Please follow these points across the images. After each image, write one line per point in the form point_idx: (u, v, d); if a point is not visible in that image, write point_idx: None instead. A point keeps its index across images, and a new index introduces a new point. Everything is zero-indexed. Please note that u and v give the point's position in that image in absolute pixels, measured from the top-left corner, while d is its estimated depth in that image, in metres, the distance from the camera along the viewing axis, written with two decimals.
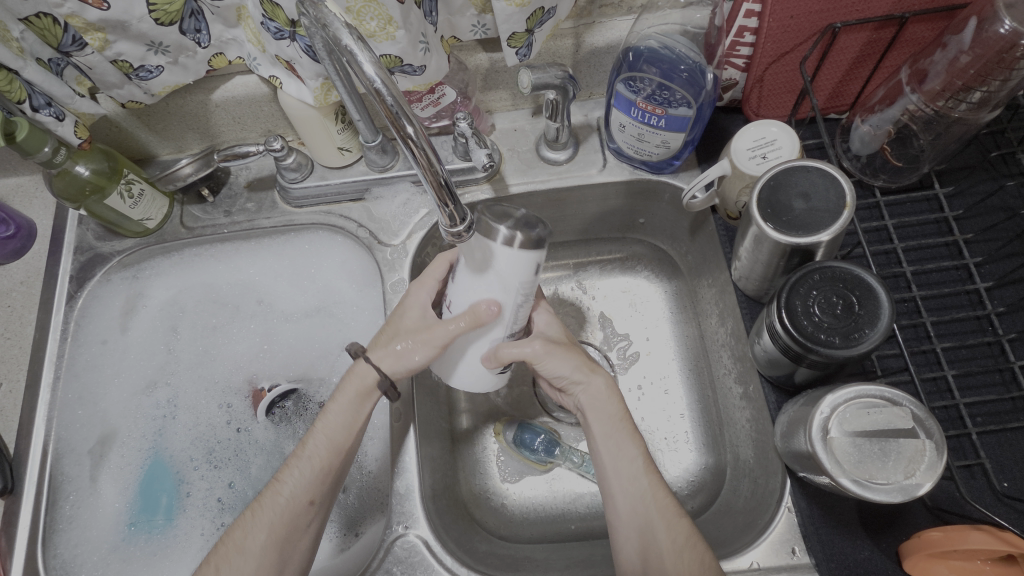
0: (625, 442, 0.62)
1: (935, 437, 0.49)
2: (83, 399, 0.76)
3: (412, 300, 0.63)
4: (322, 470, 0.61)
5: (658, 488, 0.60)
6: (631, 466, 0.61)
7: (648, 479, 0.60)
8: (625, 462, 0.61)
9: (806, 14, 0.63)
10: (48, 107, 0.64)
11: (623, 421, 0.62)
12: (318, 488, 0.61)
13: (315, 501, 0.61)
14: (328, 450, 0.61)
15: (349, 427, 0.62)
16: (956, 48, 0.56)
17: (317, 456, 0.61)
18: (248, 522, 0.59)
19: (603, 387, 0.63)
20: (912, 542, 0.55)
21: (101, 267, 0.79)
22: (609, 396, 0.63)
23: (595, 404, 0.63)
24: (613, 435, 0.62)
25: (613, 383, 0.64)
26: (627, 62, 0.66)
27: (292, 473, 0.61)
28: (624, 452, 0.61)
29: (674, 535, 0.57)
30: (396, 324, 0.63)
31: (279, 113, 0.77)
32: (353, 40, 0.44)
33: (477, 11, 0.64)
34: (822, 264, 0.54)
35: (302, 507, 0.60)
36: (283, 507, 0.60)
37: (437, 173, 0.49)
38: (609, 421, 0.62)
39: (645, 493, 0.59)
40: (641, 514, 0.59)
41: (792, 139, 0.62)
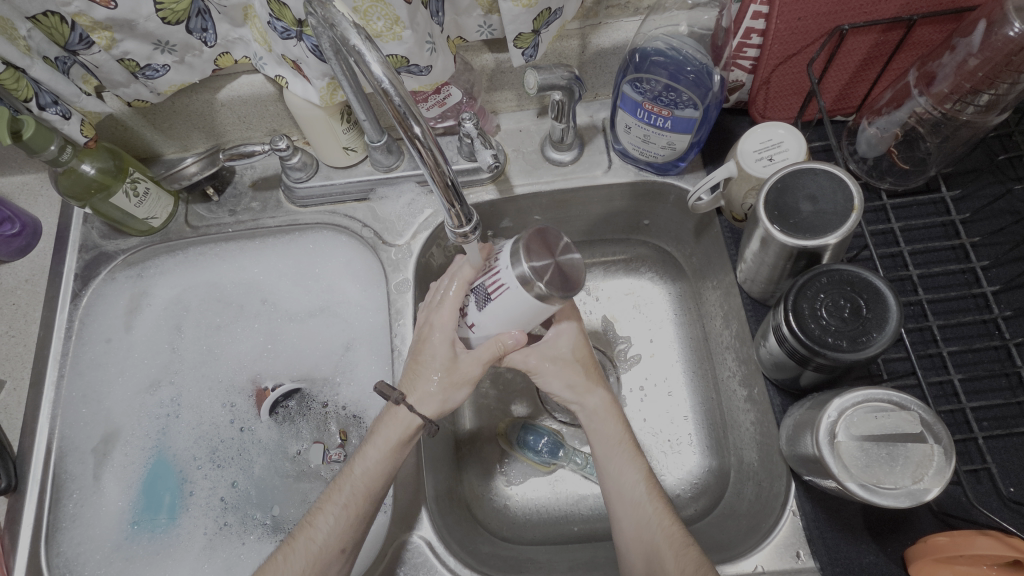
0: (626, 459, 0.63)
1: (943, 442, 0.49)
2: (87, 397, 0.76)
3: (440, 336, 0.61)
4: (358, 515, 0.60)
5: (664, 513, 0.59)
6: (636, 490, 0.61)
7: (653, 503, 0.60)
8: (630, 486, 0.61)
9: (813, 16, 0.62)
10: (55, 105, 0.63)
11: (624, 443, 0.63)
12: (350, 536, 0.60)
13: (346, 549, 0.60)
14: (364, 496, 0.61)
15: (388, 475, 0.61)
16: (964, 51, 0.56)
17: (353, 503, 0.60)
18: (279, 566, 0.59)
19: (600, 404, 0.64)
20: (917, 547, 0.55)
21: (107, 265, 0.79)
22: (606, 415, 0.64)
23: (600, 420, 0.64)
24: (613, 451, 0.63)
25: (611, 404, 0.65)
26: (633, 64, 0.65)
27: (325, 520, 0.60)
28: (625, 477, 0.62)
29: (681, 560, 0.56)
30: (427, 363, 0.61)
31: (284, 113, 0.77)
32: (361, 40, 0.44)
33: (484, 11, 0.64)
34: (829, 267, 0.54)
35: (333, 554, 0.59)
36: (314, 552, 0.59)
37: (444, 173, 0.49)
38: (611, 435, 0.64)
39: (650, 518, 0.59)
40: (646, 538, 0.59)
41: (799, 141, 0.61)
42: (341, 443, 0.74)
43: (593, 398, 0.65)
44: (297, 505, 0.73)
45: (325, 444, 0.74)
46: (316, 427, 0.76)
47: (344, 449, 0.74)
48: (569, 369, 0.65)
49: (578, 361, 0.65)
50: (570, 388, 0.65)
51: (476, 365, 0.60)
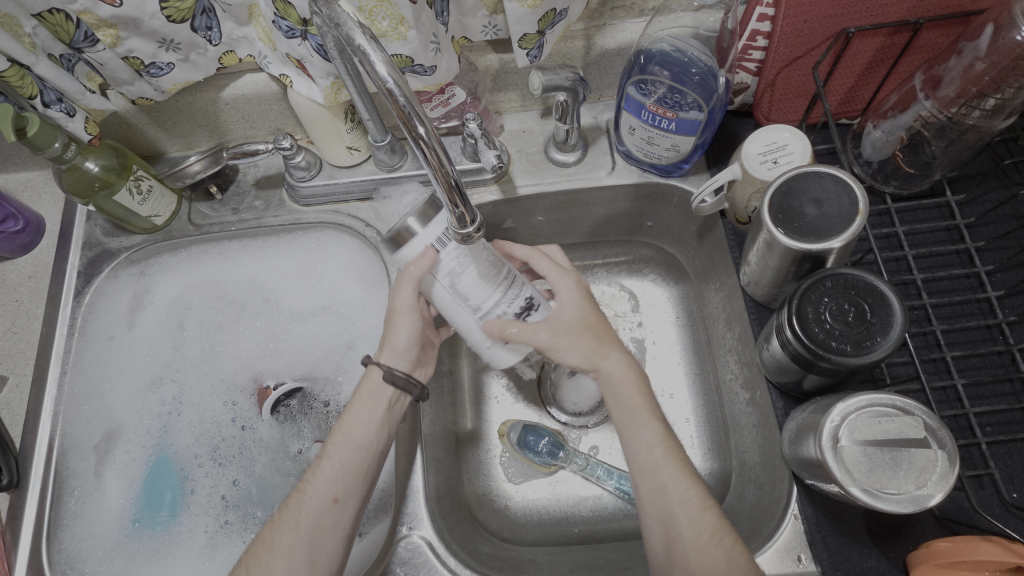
0: (641, 417, 0.60)
1: (947, 448, 0.49)
2: (88, 394, 0.76)
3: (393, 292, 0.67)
4: (346, 467, 0.61)
5: (681, 477, 0.57)
6: (651, 454, 0.58)
7: (669, 468, 0.58)
8: (644, 452, 0.59)
9: (820, 19, 0.62)
10: (59, 103, 0.64)
11: (639, 404, 0.60)
12: (341, 486, 0.61)
13: (338, 499, 0.60)
14: (345, 448, 0.62)
15: (368, 423, 0.63)
16: (971, 55, 0.56)
17: (335, 454, 0.62)
18: (277, 523, 0.60)
19: (616, 368, 0.61)
20: (919, 553, 0.55)
21: (109, 263, 0.80)
22: (625, 377, 0.61)
23: (623, 379, 0.61)
24: (627, 411, 0.60)
25: (627, 361, 0.62)
26: (637, 65, 0.65)
27: (317, 474, 0.61)
28: (641, 441, 0.59)
29: (699, 529, 0.55)
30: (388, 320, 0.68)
31: (288, 112, 0.77)
32: (366, 40, 0.44)
33: (489, 12, 0.63)
34: (834, 271, 0.54)
35: (326, 506, 0.60)
36: (307, 505, 0.60)
37: (448, 173, 0.49)
38: (628, 394, 0.61)
39: (665, 483, 0.57)
40: (662, 504, 0.57)
41: (803, 144, 0.61)
42: None
43: (609, 360, 0.61)
44: None
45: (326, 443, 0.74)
46: (317, 426, 0.76)
47: None
48: (580, 338, 0.61)
49: (588, 327, 0.62)
50: (586, 357, 0.61)
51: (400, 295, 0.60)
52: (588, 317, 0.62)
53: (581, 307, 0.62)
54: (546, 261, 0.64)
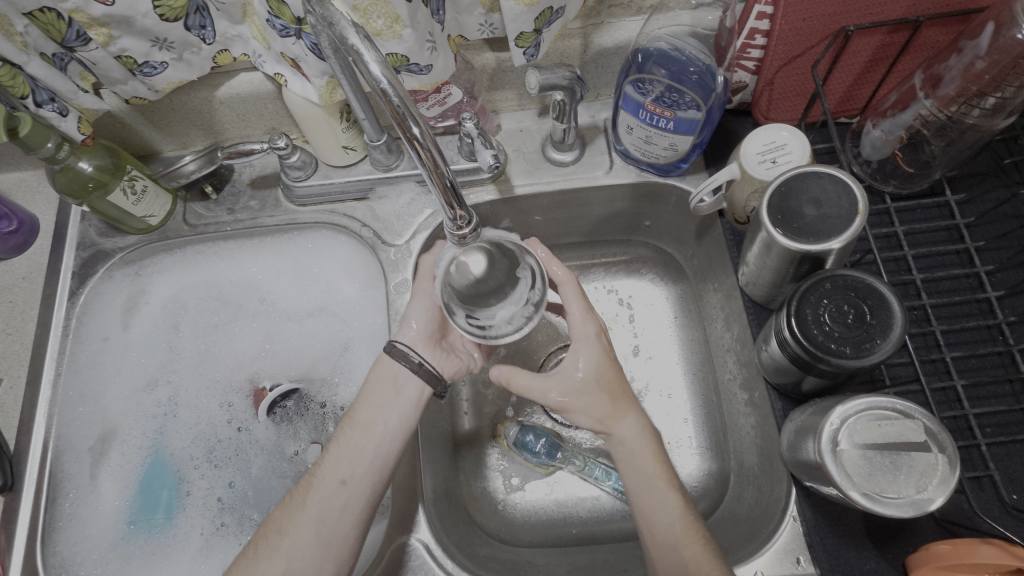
0: (661, 492, 0.59)
1: (947, 451, 0.48)
2: (83, 396, 0.76)
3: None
4: (352, 450, 0.62)
5: (702, 556, 0.56)
6: (672, 530, 0.57)
7: (692, 547, 0.56)
8: (664, 526, 0.58)
9: (819, 17, 0.62)
10: (51, 103, 0.63)
11: (657, 478, 0.59)
12: (345, 466, 0.62)
13: (345, 479, 0.61)
14: (352, 428, 0.64)
15: (373, 404, 0.64)
16: (971, 54, 0.55)
17: (342, 435, 0.64)
18: (288, 506, 0.62)
19: (629, 432, 0.61)
20: (919, 555, 0.55)
21: (104, 264, 0.79)
22: (640, 442, 0.61)
23: (637, 446, 0.60)
24: (646, 484, 0.59)
25: (644, 426, 0.62)
26: (635, 64, 0.65)
27: (327, 456, 0.63)
28: (660, 514, 0.58)
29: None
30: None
31: (284, 111, 0.77)
32: (360, 39, 0.43)
33: (485, 10, 0.63)
34: (833, 272, 0.54)
35: (334, 487, 0.61)
36: (318, 486, 0.62)
37: (443, 174, 0.48)
38: (646, 465, 0.60)
39: (688, 563, 0.56)
40: None
41: (802, 143, 0.61)
42: None
43: (622, 425, 0.61)
44: None
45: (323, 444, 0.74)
46: (314, 428, 0.75)
47: None
48: (592, 400, 0.61)
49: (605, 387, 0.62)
50: (597, 420, 0.62)
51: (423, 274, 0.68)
52: (604, 375, 0.62)
53: (599, 366, 0.62)
54: (578, 311, 0.64)
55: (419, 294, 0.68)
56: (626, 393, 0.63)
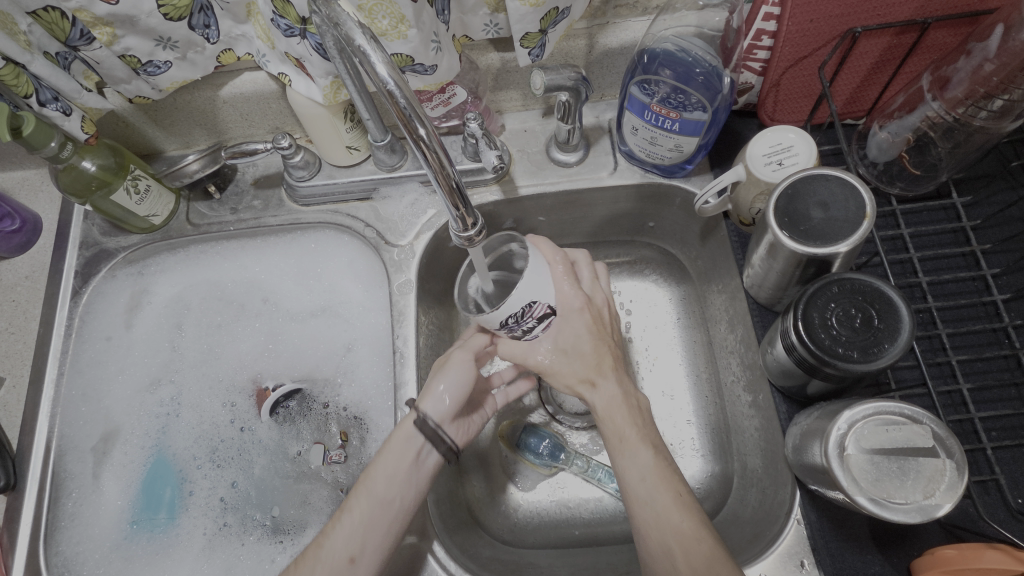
0: (632, 447, 0.58)
1: (955, 457, 0.48)
2: (86, 396, 0.76)
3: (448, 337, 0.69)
4: (366, 524, 0.59)
5: (674, 508, 0.55)
6: (644, 485, 0.57)
7: (664, 499, 0.56)
8: (637, 482, 0.57)
9: (826, 18, 0.61)
10: (55, 102, 0.63)
11: (629, 436, 0.59)
12: (357, 544, 0.58)
13: (355, 558, 0.57)
14: (367, 501, 0.59)
15: (392, 477, 0.60)
16: (980, 55, 0.55)
17: (357, 508, 0.59)
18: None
19: (603, 399, 0.59)
20: (924, 559, 0.55)
21: (107, 263, 0.79)
22: (618, 406, 0.59)
23: (609, 412, 0.59)
24: (619, 443, 0.59)
25: (623, 390, 0.60)
26: (641, 65, 0.64)
27: (336, 529, 0.59)
28: (635, 469, 0.57)
29: (690, 557, 0.53)
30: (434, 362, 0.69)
31: (287, 110, 0.77)
32: (366, 39, 0.43)
33: (490, 10, 0.63)
34: (840, 276, 0.53)
35: (342, 565, 0.57)
36: (323, 562, 0.57)
37: (449, 175, 0.48)
38: (617, 425, 0.59)
39: (660, 516, 0.55)
40: (658, 536, 0.55)
41: (809, 145, 0.60)
42: (342, 444, 0.73)
43: (597, 392, 0.60)
44: (298, 506, 0.72)
45: (325, 444, 0.74)
46: (317, 428, 0.75)
47: (344, 450, 0.73)
48: (567, 368, 0.60)
49: (588, 353, 0.60)
50: (572, 385, 0.60)
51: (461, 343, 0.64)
52: (583, 349, 0.60)
53: (580, 329, 0.60)
54: (566, 277, 0.60)
55: (455, 361, 0.62)
56: (605, 359, 0.60)
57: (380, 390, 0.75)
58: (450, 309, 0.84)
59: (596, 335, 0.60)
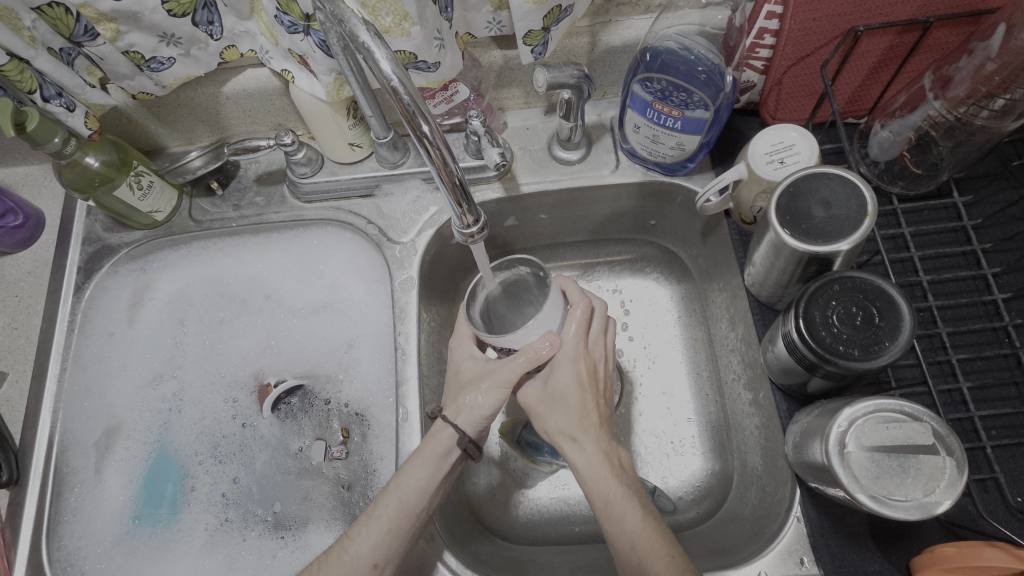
0: (620, 506, 0.55)
1: (955, 454, 0.48)
2: (89, 391, 0.76)
3: (462, 354, 0.65)
4: (392, 533, 0.58)
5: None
6: (634, 551, 0.53)
7: (656, 566, 0.52)
8: (627, 549, 0.54)
9: (828, 17, 0.61)
10: (59, 98, 0.63)
11: (615, 496, 0.56)
12: (383, 551, 0.58)
13: (379, 564, 0.58)
14: (398, 511, 0.59)
15: (424, 489, 0.60)
16: (982, 55, 0.55)
17: (386, 518, 0.59)
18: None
19: (582, 459, 0.57)
20: (924, 556, 0.55)
21: (109, 259, 0.79)
22: (602, 465, 0.57)
23: (592, 472, 0.57)
24: (605, 506, 0.56)
25: (609, 446, 0.58)
26: (643, 63, 0.64)
27: (361, 533, 0.59)
28: (623, 537, 0.54)
29: None
30: (456, 379, 0.64)
31: (290, 107, 0.77)
32: (371, 36, 0.43)
33: (493, 7, 0.63)
34: (841, 274, 0.53)
35: (365, 571, 0.57)
36: (346, 567, 0.57)
37: (452, 173, 0.49)
38: (601, 486, 0.56)
39: None
40: None
41: (811, 144, 0.61)
42: (343, 441, 0.74)
43: (575, 450, 0.58)
44: (299, 502, 0.72)
45: (326, 441, 0.74)
46: (318, 424, 0.75)
47: (345, 446, 0.73)
48: (552, 412, 0.60)
49: (574, 403, 0.59)
50: (556, 433, 0.60)
51: (503, 369, 0.60)
52: (569, 399, 0.59)
53: (570, 377, 0.60)
54: (575, 322, 0.61)
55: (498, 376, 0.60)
56: (591, 414, 0.59)
57: (382, 387, 0.75)
58: (452, 307, 0.84)
59: (587, 386, 0.60)
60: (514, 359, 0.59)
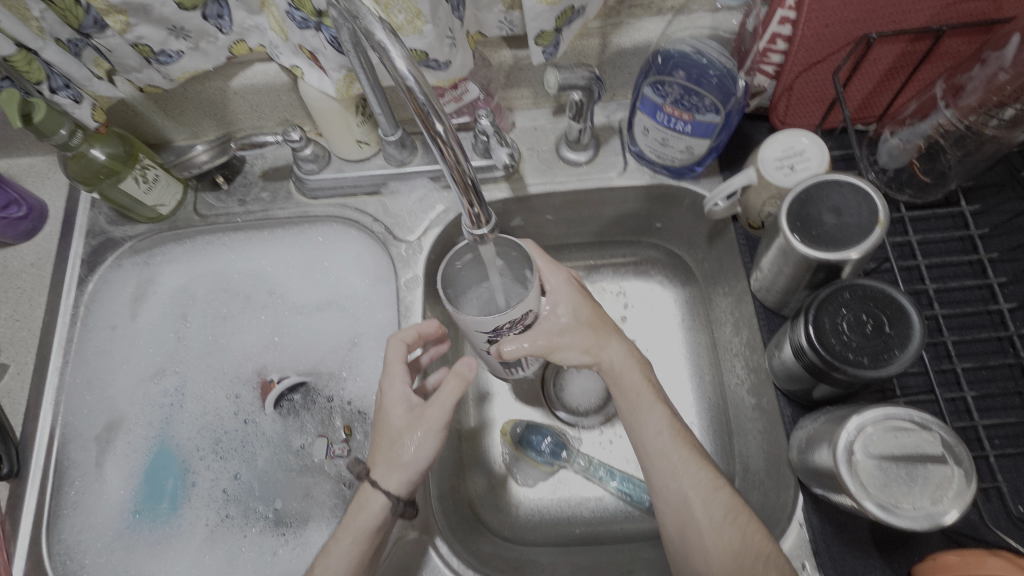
0: (646, 405, 0.61)
1: (964, 464, 0.48)
2: (91, 384, 0.76)
3: (391, 398, 0.61)
4: None
5: (690, 459, 0.58)
6: (660, 439, 0.59)
7: (678, 452, 0.59)
8: (653, 436, 0.60)
9: (841, 24, 0.61)
10: (66, 89, 0.63)
11: (644, 391, 0.62)
12: None
13: None
14: None
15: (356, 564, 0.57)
16: (995, 65, 0.55)
17: None
18: None
19: (616, 356, 0.63)
20: (925, 565, 0.55)
21: (113, 252, 0.79)
22: (628, 364, 0.63)
23: (623, 368, 0.63)
24: (633, 400, 0.62)
25: (629, 347, 0.64)
26: (655, 66, 0.64)
27: None
28: (648, 425, 0.61)
29: (710, 508, 0.56)
30: (386, 431, 0.60)
31: (297, 103, 0.76)
32: (386, 34, 0.43)
33: (505, 7, 0.62)
34: (852, 282, 0.54)
35: None
36: None
37: (465, 172, 0.48)
38: (632, 381, 0.63)
39: (677, 468, 0.58)
40: (675, 488, 0.58)
41: (822, 151, 0.60)
42: (345, 439, 0.73)
43: (609, 352, 0.64)
44: (300, 499, 0.72)
45: (328, 438, 0.73)
46: (320, 422, 0.75)
47: (348, 444, 0.73)
48: (575, 338, 0.63)
49: (584, 322, 0.64)
50: (587, 352, 0.63)
51: (435, 412, 0.59)
52: (579, 307, 0.64)
53: (569, 290, 0.64)
54: (542, 255, 0.65)
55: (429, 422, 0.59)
56: (605, 322, 0.65)
57: None
58: None
59: (588, 297, 0.65)
60: (444, 395, 0.59)
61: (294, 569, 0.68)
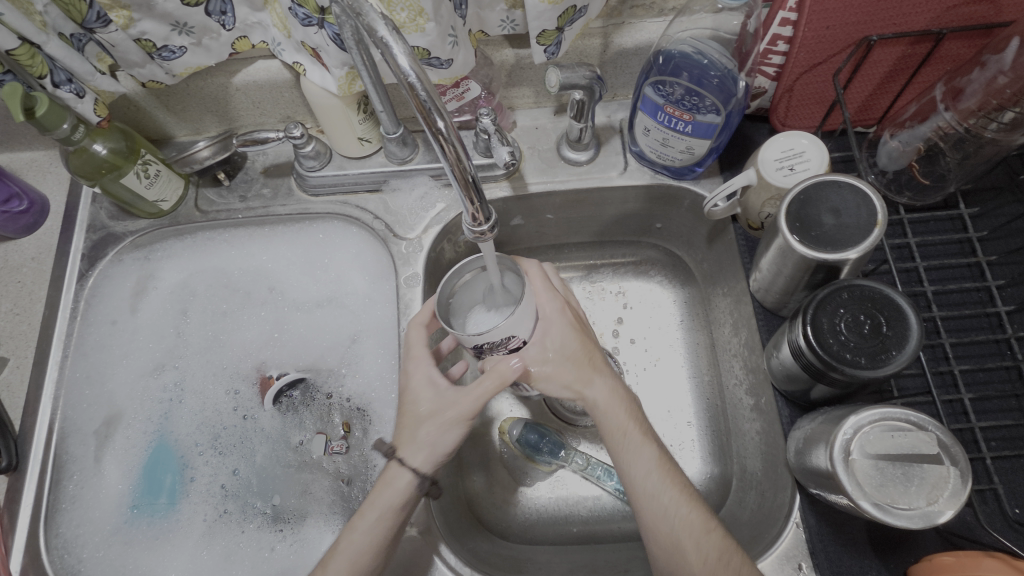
0: (633, 444, 0.59)
1: (960, 464, 0.48)
2: (89, 378, 0.76)
3: (418, 380, 0.61)
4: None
5: (681, 500, 0.57)
6: (650, 480, 0.58)
7: (671, 493, 0.57)
8: (642, 477, 0.58)
9: (841, 25, 0.61)
10: (69, 84, 0.63)
11: (631, 430, 0.60)
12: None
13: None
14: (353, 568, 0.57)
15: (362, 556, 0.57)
16: (994, 68, 0.55)
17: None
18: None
19: (600, 394, 0.61)
20: (921, 565, 0.55)
21: (114, 247, 0.79)
22: (615, 400, 0.61)
23: (609, 406, 0.61)
24: (620, 437, 0.60)
25: (615, 382, 0.62)
26: (656, 66, 0.65)
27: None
28: (638, 464, 0.59)
29: (704, 551, 0.55)
30: (413, 411, 0.61)
31: (299, 100, 0.76)
32: (388, 31, 0.43)
33: (508, 6, 0.62)
34: (850, 282, 0.54)
35: None
36: None
37: (466, 169, 0.48)
38: (619, 418, 0.60)
39: (669, 510, 0.57)
40: (667, 530, 0.56)
41: (822, 152, 0.61)
42: (344, 435, 0.73)
43: (593, 388, 0.61)
44: (298, 495, 0.72)
45: (327, 435, 0.73)
46: (319, 418, 0.75)
47: (346, 441, 0.72)
48: (557, 369, 0.60)
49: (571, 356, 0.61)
50: (568, 387, 0.61)
51: (469, 400, 0.59)
52: (567, 343, 0.61)
53: (554, 310, 0.61)
54: (541, 279, 0.63)
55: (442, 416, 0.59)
56: (592, 357, 0.62)
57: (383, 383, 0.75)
58: None
59: (578, 330, 0.62)
60: (481, 387, 0.58)
61: (292, 565, 0.68)
